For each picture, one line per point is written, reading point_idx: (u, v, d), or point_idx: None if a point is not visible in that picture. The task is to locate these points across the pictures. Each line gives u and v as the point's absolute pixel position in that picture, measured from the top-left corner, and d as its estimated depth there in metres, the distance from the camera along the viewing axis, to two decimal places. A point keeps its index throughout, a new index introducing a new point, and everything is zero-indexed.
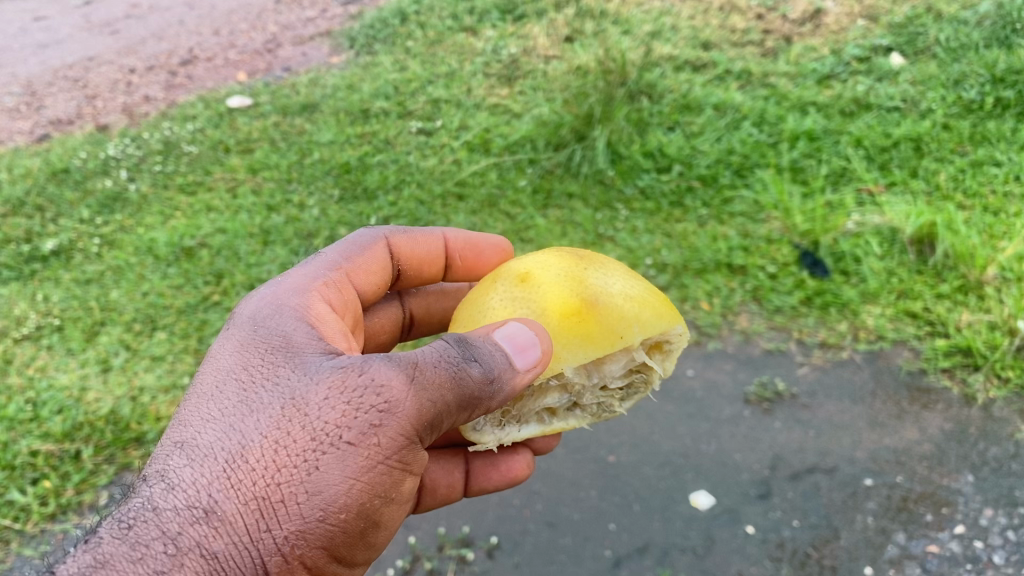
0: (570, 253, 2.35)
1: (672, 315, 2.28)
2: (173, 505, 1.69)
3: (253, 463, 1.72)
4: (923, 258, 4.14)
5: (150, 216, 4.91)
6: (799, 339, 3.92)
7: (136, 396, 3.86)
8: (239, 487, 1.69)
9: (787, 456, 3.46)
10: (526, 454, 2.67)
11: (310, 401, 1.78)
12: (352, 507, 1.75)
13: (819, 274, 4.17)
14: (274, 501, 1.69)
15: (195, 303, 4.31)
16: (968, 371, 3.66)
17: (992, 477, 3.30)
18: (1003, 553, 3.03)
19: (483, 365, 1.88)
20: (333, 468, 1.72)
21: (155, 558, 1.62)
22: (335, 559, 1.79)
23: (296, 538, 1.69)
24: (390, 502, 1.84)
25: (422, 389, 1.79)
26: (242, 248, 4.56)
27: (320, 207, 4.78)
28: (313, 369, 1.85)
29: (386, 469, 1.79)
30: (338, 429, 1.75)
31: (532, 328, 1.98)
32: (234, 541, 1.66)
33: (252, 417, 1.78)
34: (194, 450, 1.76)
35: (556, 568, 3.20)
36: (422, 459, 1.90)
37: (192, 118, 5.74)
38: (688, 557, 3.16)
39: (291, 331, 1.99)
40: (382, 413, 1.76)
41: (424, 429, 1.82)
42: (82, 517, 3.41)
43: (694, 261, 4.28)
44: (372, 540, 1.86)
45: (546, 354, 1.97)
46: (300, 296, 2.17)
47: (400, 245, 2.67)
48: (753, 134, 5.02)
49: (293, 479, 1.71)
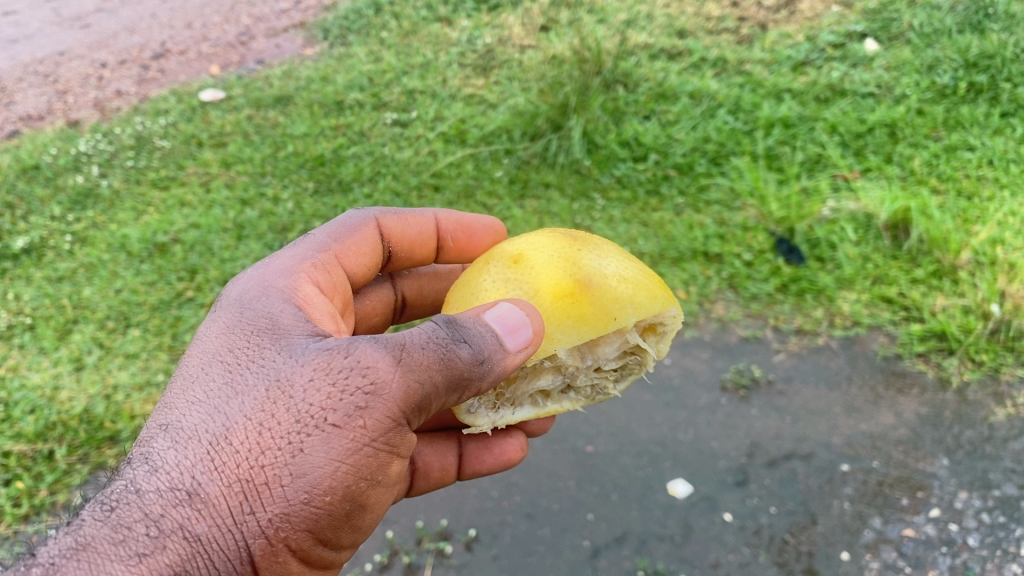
0: (564, 234, 2.33)
1: (666, 297, 2.25)
2: (155, 487, 1.65)
3: (236, 445, 1.68)
4: (898, 243, 4.15)
5: (122, 212, 4.86)
6: (775, 326, 3.92)
7: (110, 394, 3.82)
8: (223, 469, 1.65)
9: (764, 444, 3.47)
10: (519, 437, 2.65)
11: (295, 383, 1.75)
12: (337, 490, 1.71)
13: (794, 260, 4.17)
14: (259, 483, 1.65)
15: (169, 300, 4.27)
16: (943, 355, 3.69)
17: (966, 460, 3.33)
18: (977, 535, 3.06)
19: (472, 347, 1.85)
20: (318, 450, 1.69)
21: (137, 540, 1.57)
22: (320, 543, 1.76)
23: (280, 521, 1.66)
24: (376, 485, 1.81)
25: (409, 371, 1.76)
26: (216, 243, 4.52)
27: (295, 200, 4.74)
28: (298, 352, 1.82)
29: (372, 452, 1.75)
30: (323, 411, 1.71)
31: (521, 308, 1.95)
32: (217, 523, 1.62)
33: (236, 399, 1.75)
34: (178, 433, 1.72)
35: (535, 559, 3.19)
36: (409, 441, 1.87)
37: (165, 113, 5.67)
38: (666, 545, 3.16)
39: (277, 315, 1.96)
40: (368, 395, 1.73)
41: (411, 411, 1.79)
42: (55, 517, 3.36)
43: (670, 250, 4.28)
44: (357, 524, 1.83)
45: (538, 333, 1.95)
46: (287, 278, 2.14)
47: (390, 226, 2.64)
48: (729, 121, 5.02)
49: (278, 462, 1.67)
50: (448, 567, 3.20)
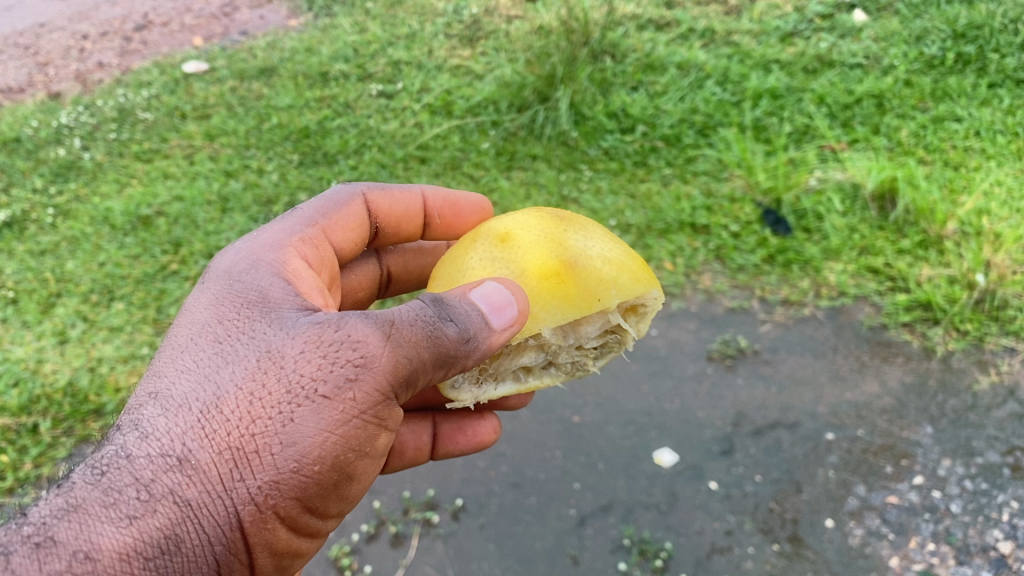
0: (551, 214, 2.31)
1: (649, 279, 2.25)
2: (146, 453, 1.63)
3: (227, 413, 1.66)
4: (884, 214, 4.15)
5: (105, 184, 4.81)
6: (761, 297, 3.92)
7: (95, 367, 3.80)
8: (214, 437, 1.64)
9: (749, 413, 3.48)
10: (492, 420, 2.66)
11: (286, 355, 1.74)
12: (326, 460, 1.71)
13: (781, 231, 4.17)
14: (250, 452, 1.64)
15: (153, 273, 4.23)
16: (928, 325, 3.70)
17: (950, 428, 3.34)
18: (960, 502, 3.09)
19: (460, 324, 1.84)
20: (308, 421, 1.68)
21: (128, 503, 1.57)
22: (307, 510, 1.76)
23: (270, 488, 1.65)
24: (364, 456, 1.81)
25: (398, 346, 1.76)
26: (200, 216, 4.48)
27: (279, 172, 4.70)
28: (289, 325, 1.80)
29: (360, 425, 1.75)
30: (314, 382, 1.70)
31: (508, 287, 1.93)
32: (208, 489, 1.61)
33: (227, 368, 1.73)
34: (169, 400, 1.70)
35: (522, 528, 3.20)
36: (395, 414, 1.87)
37: (148, 85, 5.61)
38: (652, 513, 3.17)
39: (268, 288, 1.93)
40: (358, 368, 1.72)
41: (398, 385, 1.79)
42: (40, 490, 3.35)
43: (657, 221, 4.27)
44: (343, 493, 1.83)
45: (523, 310, 1.93)
46: (277, 252, 2.11)
47: (378, 202, 2.61)
48: (717, 92, 4.99)
49: (268, 430, 1.66)
50: (435, 536, 3.20)
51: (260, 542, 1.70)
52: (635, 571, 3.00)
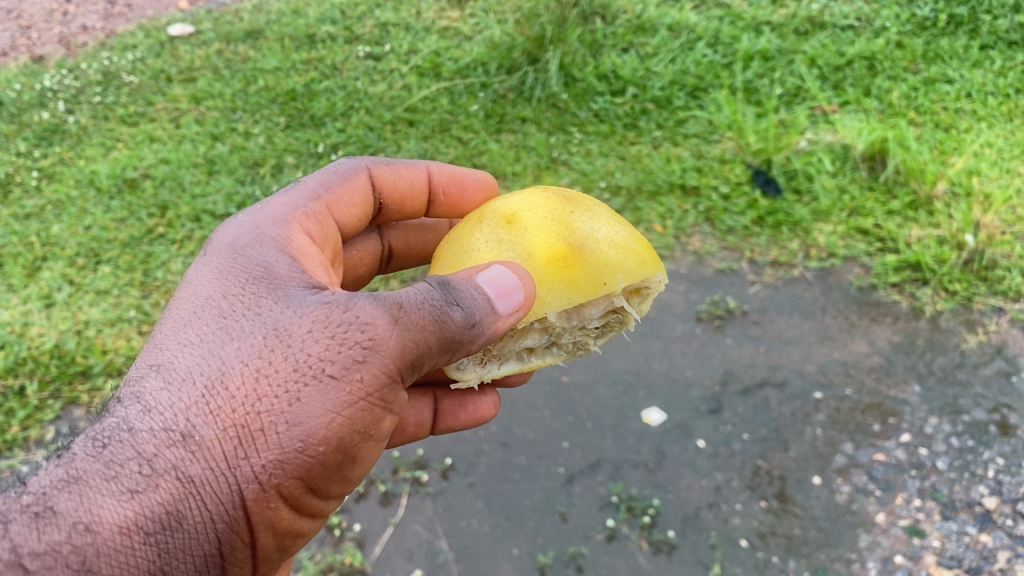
0: (556, 193, 2.25)
1: (654, 262, 2.21)
2: (148, 427, 1.55)
3: (232, 390, 1.58)
4: (874, 175, 4.14)
5: (90, 147, 4.75)
6: (751, 258, 3.91)
7: (82, 330, 3.78)
8: (218, 413, 1.56)
9: (737, 372, 3.49)
10: (492, 395, 2.57)
11: (294, 332, 1.65)
12: (333, 443, 1.62)
13: (771, 193, 4.16)
14: (255, 430, 1.56)
15: (140, 236, 4.20)
16: (917, 285, 3.70)
17: (937, 386, 3.36)
18: (946, 459, 3.11)
19: (469, 309, 1.77)
20: (314, 401, 1.59)
21: (130, 477, 1.50)
22: (311, 495, 1.67)
23: (275, 469, 1.57)
24: (371, 440, 1.71)
25: (407, 329, 1.69)
26: (187, 179, 4.44)
27: (266, 135, 4.66)
28: (298, 301, 1.71)
29: (368, 407, 1.66)
30: (322, 362, 1.62)
31: (514, 272, 1.86)
32: (211, 466, 1.53)
33: (232, 342, 1.64)
34: (171, 373, 1.61)
35: (510, 486, 3.22)
36: (403, 397, 1.78)
37: (132, 48, 5.53)
38: (640, 472, 3.19)
39: (274, 262, 1.83)
40: (366, 349, 1.64)
41: (405, 367, 1.70)
42: (29, 453, 3.36)
43: (648, 183, 4.24)
44: (348, 479, 1.73)
45: (528, 297, 1.86)
46: (280, 226, 1.99)
47: (382, 176, 2.46)
48: (708, 54, 4.95)
49: (273, 409, 1.58)
50: (424, 495, 3.22)
51: (263, 524, 1.61)
52: (623, 528, 3.03)
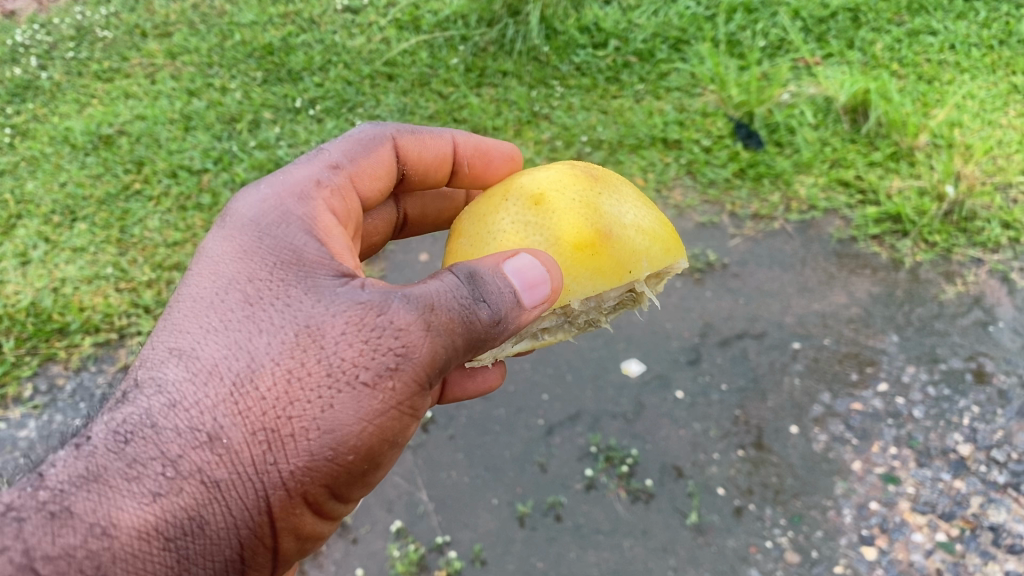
0: (582, 170, 2.11)
1: (678, 248, 2.12)
2: (173, 424, 1.48)
3: (262, 391, 1.51)
4: (856, 127, 4.12)
5: (64, 104, 4.68)
6: (732, 211, 3.90)
7: (58, 288, 3.74)
8: (248, 415, 1.49)
9: (717, 324, 3.49)
10: (498, 366, 2.32)
11: (325, 332, 1.58)
12: (360, 452, 1.57)
13: (752, 146, 4.14)
14: (284, 435, 1.50)
15: (116, 192, 4.14)
16: (897, 237, 3.70)
17: (916, 336, 3.36)
18: (923, 407, 3.13)
19: (502, 309, 1.69)
20: (346, 408, 1.54)
21: (153, 478, 1.44)
22: (333, 500, 1.63)
23: (303, 476, 1.52)
24: (395, 444, 1.67)
25: (440, 332, 1.62)
26: (163, 135, 4.38)
27: (243, 90, 4.60)
28: (328, 296, 1.63)
29: (398, 413, 1.61)
30: (355, 368, 1.56)
31: (543, 261, 1.75)
32: (238, 471, 1.47)
33: (260, 335, 1.56)
34: (196, 364, 1.53)
35: (490, 438, 3.23)
36: (426, 398, 1.73)
37: (106, 2, 5.43)
38: (619, 422, 3.21)
39: (302, 247, 1.72)
40: (399, 354, 1.58)
41: (434, 371, 1.64)
42: (7, 410, 3.38)
43: (629, 137, 4.21)
44: (368, 481, 1.69)
45: (557, 288, 1.76)
46: (305, 205, 1.85)
47: (407, 146, 2.28)
48: (690, 7, 4.90)
49: (304, 414, 1.51)
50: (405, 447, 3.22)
51: (286, 529, 1.57)
52: (601, 478, 3.05)
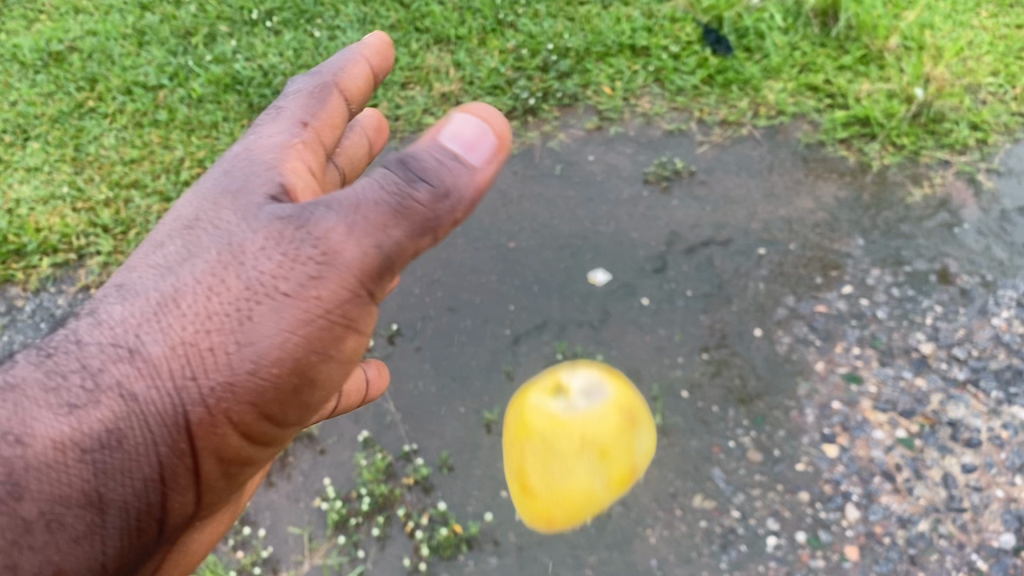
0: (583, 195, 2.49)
1: None
2: (94, 339, 1.43)
3: (184, 308, 1.43)
4: (826, 30, 4.04)
5: (11, 21, 4.50)
6: (699, 118, 3.84)
7: (13, 209, 3.66)
8: (168, 330, 1.42)
9: (683, 233, 3.47)
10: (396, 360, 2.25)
11: (251, 247, 1.45)
12: (276, 367, 1.43)
13: (722, 51, 4.05)
14: (202, 348, 1.41)
15: (69, 110, 4.02)
16: (865, 141, 3.67)
17: (881, 240, 3.36)
18: (886, 308, 3.15)
19: (452, 199, 1.36)
20: (267, 319, 1.41)
21: (69, 391, 1.38)
22: (261, 420, 1.49)
23: (223, 390, 1.41)
24: (331, 360, 1.50)
25: (370, 238, 1.38)
26: (115, 51, 4.24)
27: (198, 3, 4.44)
28: (261, 213, 1.50)
29: (327, 324, 1.44)
30: (275, 280, 1.41)
31: (475, 113, 1.40)
32: (155, 385, 1.39)
33: (193, 258, 1.49)
34: (130, 289, 1.48)
35: (456, 349, 3.22)
36: (371, 311, 1.53)
37: None
38: (585, 330, 3.23)
39: (250, 182, 1.61)
40: (320, 262, 1.40)
41: (368, 280, 1.43)
42: None
43: (597, 45, 4.10)
44: (308, 403, 1.55)
45: (503, 135, 1.41)
46: (277, 153, 1.72)
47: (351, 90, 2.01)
48: None
49: (223, 328, 1.41)
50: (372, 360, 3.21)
51: (209, 449, 1.47)
52: None
